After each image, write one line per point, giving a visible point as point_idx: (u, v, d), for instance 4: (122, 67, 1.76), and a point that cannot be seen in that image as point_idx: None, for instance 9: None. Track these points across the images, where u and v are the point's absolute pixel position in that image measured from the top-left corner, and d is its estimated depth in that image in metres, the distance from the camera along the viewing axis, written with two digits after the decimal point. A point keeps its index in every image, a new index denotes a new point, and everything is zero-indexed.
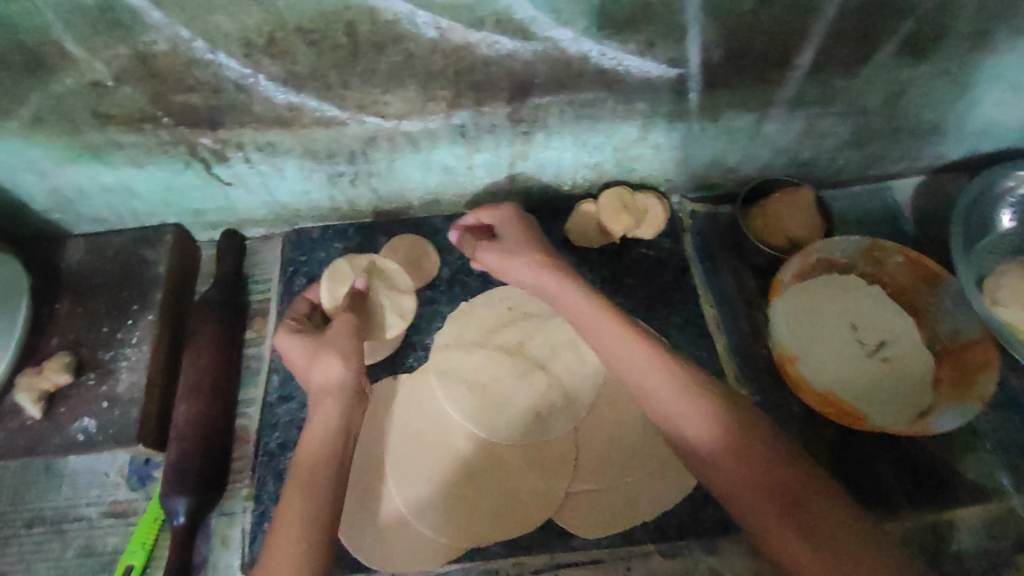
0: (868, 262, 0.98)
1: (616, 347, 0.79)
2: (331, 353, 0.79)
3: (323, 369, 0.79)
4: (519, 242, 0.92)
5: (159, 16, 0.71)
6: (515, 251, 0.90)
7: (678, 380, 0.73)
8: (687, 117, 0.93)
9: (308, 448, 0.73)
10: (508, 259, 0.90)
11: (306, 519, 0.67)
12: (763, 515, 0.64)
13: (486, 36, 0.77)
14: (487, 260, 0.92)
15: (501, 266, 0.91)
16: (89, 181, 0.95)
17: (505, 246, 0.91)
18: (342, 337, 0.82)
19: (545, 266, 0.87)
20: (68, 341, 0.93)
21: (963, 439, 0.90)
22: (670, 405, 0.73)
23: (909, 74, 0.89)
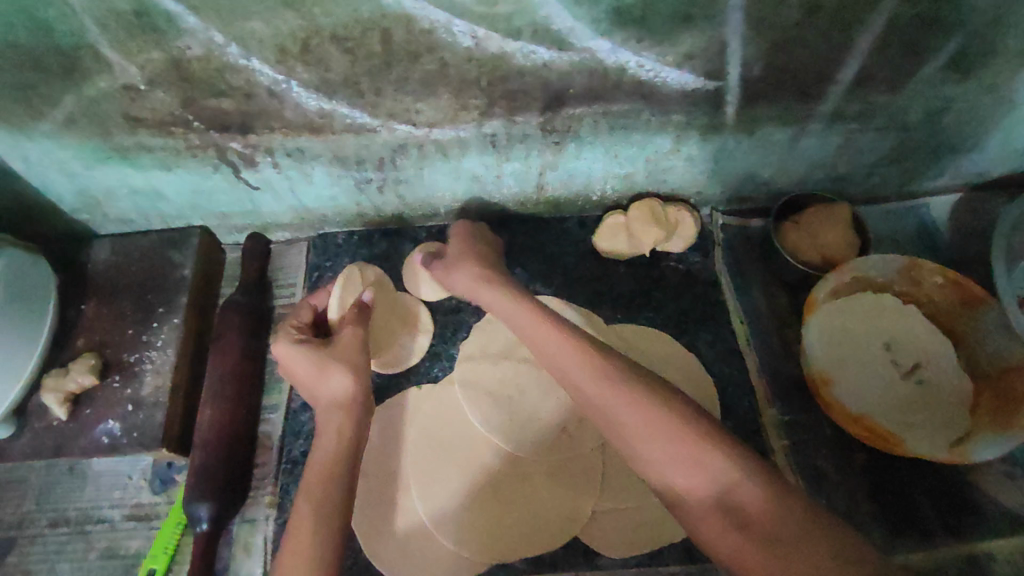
0: (905, 282, 0.95)
1: (569, 369, 0.70)
2: (341, 366, 0.78)
3: (331, 382, 0.77)
4: (465, 256, 0.91)
5: (194, 21, 0.70)
6: (456, 265, 0.90)
7: (621, 390, 0.65)
8: (723, 130, 0.91)
9: (318, 455, 0.72)
10: (451, 274, 0.90)
11: (319, 524, 0.65)
12: (735, 556, 0.55)
13: (523, 46, 0.75)
14: (439, 275, 0.94)
15: (447, 277, 0.92)
16: (118, 183, 0.94)
17: (447, 262, 0.92)
18: (352, 350, 0.80)
19: (481, 279, 0.86)
20: (93, 342, 0.93)
21: (1002, 467, 0.87)
22: (628, 432, 0.64)
23: (954, 90, 0.86)
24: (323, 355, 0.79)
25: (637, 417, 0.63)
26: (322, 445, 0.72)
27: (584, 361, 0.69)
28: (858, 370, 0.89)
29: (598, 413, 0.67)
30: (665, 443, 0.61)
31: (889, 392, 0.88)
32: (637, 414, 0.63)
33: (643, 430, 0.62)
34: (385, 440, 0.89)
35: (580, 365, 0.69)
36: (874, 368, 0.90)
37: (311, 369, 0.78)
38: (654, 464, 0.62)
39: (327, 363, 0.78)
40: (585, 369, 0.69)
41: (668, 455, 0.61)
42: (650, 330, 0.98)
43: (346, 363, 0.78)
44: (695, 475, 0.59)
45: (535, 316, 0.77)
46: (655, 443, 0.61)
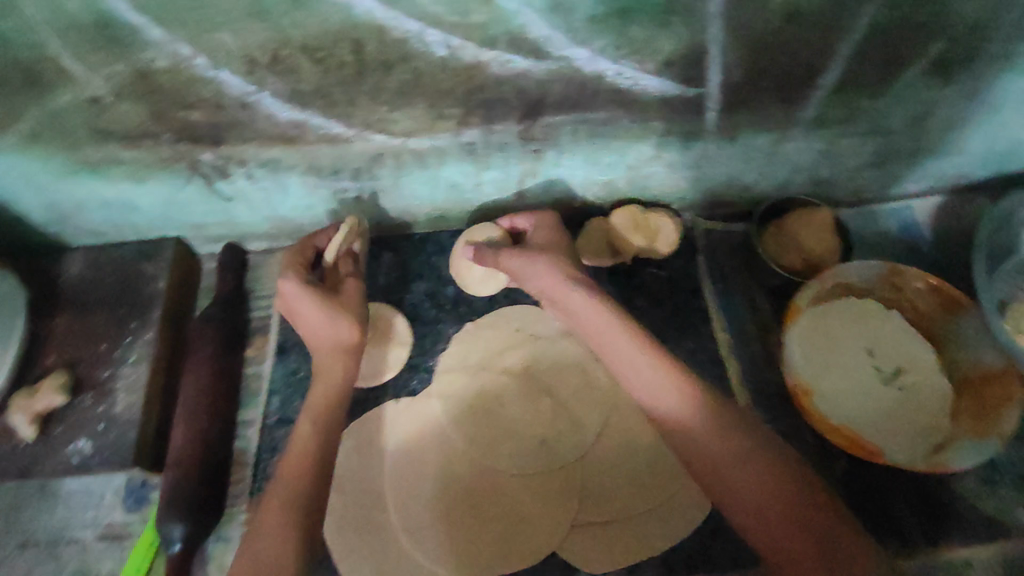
0: (886, 289, 0.95)
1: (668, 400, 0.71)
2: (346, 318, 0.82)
3: (341, 329, 0.82)
4: (548, 254, 0.85)
5: (159, 33, 0.69)
6: (538, 258, 0.84)
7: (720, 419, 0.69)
8: (703, 137, 0.90)
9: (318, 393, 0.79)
10: (532, 268, 0.84)
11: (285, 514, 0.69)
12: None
13: (498, 55, 0.74)
14: (510, 266, 0.87)
15: (523, 269, 0.85)
16: (88, 196, 0.92)
17: (526, 252, 0.85)
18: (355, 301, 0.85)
19: (570, 283, 0.81)
20: (65, 359, 0.92)
21: (982, 473, 0.87)
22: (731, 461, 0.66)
23: (935, 96, 0.86)
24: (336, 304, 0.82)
25: (735, 457, 0.66)
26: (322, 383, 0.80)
27: (686, 395, 0.70)
28: (838, 375, 0.89)
29: (689, 439, 0.68)
30: (770, 489, 0.64)
31: (869, 394, 0.88)
32: (744, 458, 0.66)
33: (752, 474, 0.65)
34: (362, 455, 0.87)
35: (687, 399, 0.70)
36: (855, 371, 0.89)
37: (325, 316, 0.81)
38: (751, 507, 0.64)
39: (337, 310, 0.82)
40: (691, 404, 0.70)
41: (771, 501, 0.63)
42: None
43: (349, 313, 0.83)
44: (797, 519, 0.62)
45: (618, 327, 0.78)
46: (759, 486, 0.64)
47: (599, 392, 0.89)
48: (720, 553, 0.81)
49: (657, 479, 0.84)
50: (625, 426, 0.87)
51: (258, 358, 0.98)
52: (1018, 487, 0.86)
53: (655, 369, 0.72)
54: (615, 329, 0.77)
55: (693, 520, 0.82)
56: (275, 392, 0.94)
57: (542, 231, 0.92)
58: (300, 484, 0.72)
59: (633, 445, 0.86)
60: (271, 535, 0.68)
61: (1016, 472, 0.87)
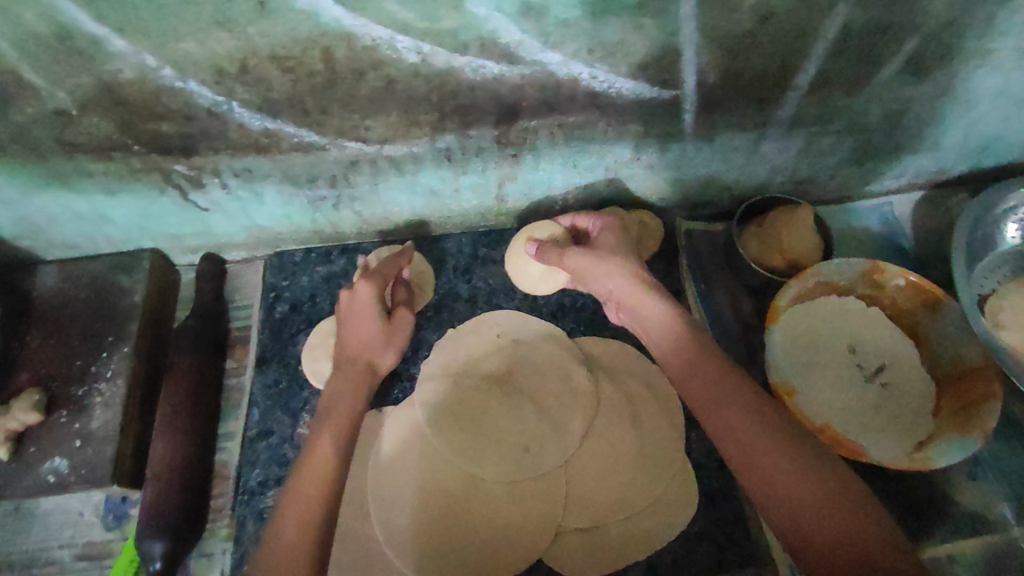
0: (868, 285, 0.94)
1: (715, 392, 0.68)
2: (393, 345, 0.85)
3: (384, 354, 0.83)
4: (615, 255, 0.84)
5: (123, 45, 0.67)
6: (608, 258, 0.83)
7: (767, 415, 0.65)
8: (681, 138, 0.90)
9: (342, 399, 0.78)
10: (600, 268, 0.83)
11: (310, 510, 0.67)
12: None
13: (470, 60, 0.73)
14: (576, 265, 0.86)
15: (588, 268, 0.85)
16: (59, 209, 0.91)
17: (598, 251, 0.84)
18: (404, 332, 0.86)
19: (642, 287, 0.80)
20: (40, 375, 0.91)
21: (963, 468, 0.88)
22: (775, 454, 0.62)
23: (912, 92, 0.86)
24: (389, 329, 0.85)
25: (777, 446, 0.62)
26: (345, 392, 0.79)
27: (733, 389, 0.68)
28: (824, 374, 0.89)
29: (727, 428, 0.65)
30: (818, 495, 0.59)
31: (853, 393, 0.88)
32: (782, 452, 0.62)
33: (792, 473, 0.60)
34: None
35: (735, 392, 0.67)
36: (839, 370, 0.90)
37: (377, 335, 0.84)
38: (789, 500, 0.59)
39: (393, 334, 0.85)
40: (735, 400, 0.67)
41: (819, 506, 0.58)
42: (615, 341, 0.96)
43: (394, 342, 0.85)
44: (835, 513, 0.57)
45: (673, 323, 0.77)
46: (801, 483, 0.60)
47: (584, 396, 0.88)
48: (705, 556, 0.83)
49: (641, 485, 0.84)
50: (610, 429, 0.87)
51: (237, 370, 0.97)
52: (1000, 482, 0.86)
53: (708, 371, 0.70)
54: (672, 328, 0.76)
55: (677, 523, 0.84)
56: (255, 404, 0.93)
57: (611, 233, 0.89)
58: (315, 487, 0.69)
59: (619, 449, 0.85)
60: (296, 529, 0.66)
61: (998, 467, 0.88)
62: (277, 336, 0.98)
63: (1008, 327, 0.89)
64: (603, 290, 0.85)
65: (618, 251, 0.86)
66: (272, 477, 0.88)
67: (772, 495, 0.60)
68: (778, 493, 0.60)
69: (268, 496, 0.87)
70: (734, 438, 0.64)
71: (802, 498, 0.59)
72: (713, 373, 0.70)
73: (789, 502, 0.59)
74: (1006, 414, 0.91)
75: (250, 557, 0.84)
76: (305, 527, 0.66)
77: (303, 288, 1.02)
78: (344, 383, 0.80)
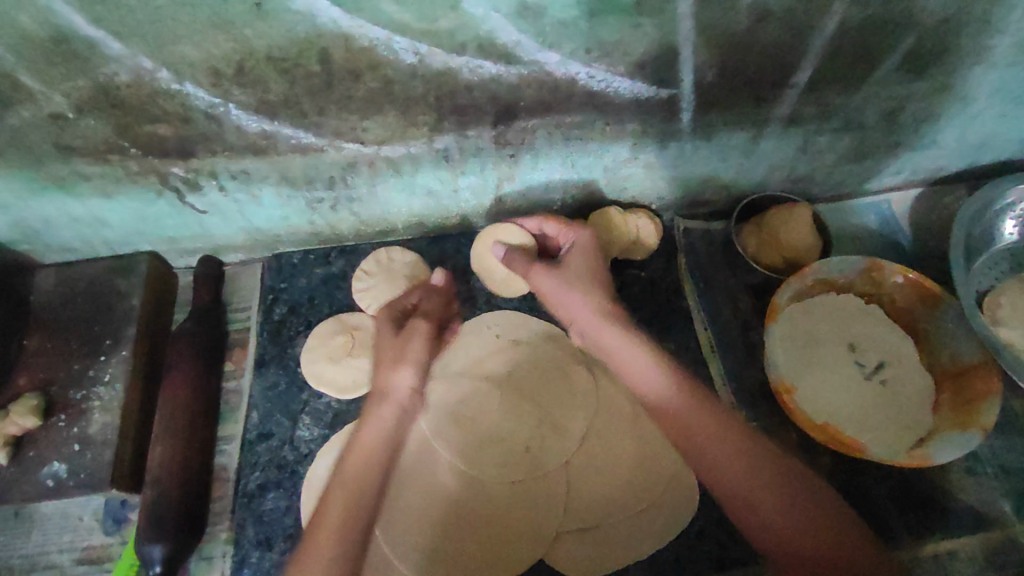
0: (867, 283, 0.94)
1: (707, 445, 0.69)
2: (405, 360, 0.82)
3: (398, 373, 0.81)
4: (580, 282, 0.84)
5: (119, 47, 0.67)
6: (573, 288, 0.84)
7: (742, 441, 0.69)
8: (680, 138, 0.90)
9: (358, 455, 0.75)
10: (565, 295, 0.84)
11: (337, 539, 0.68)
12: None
13: (468, 61, 0.73)
14: (540, 284, 0.87)
15: (555, 296, 0.85)
16: (56, 213, 0.90)
17: (562, 275, 0.85)
18: (418, 343, 0.84)
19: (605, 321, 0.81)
20: (38, 379, 0.91)
21: (963, 464, 0.88)
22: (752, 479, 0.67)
23: (909, 90, 0.86)
24: (403, 344, 0.83)
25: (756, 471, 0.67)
26: (361, 448, 0.76)
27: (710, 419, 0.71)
28: (823, 373, 0.89)
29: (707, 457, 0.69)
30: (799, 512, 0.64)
31: (853, 391, 0.88)
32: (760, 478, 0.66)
33: (772, 497, 0.66)
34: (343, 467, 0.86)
35: (726, 440, 0.69)
36: (839, 367, 0.90)
37: (392, 353, 0.83)
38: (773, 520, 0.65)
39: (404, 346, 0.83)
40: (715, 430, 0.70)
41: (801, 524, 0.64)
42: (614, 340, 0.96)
43: (410, 356, 0.82)
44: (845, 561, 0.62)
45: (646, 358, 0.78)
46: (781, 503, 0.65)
47: (583, 397, 0.89)
48: (704, 555, 0.83)
49: (641, 484, 0.84)
50: (610, 428, 0.87)
51: (236, 373, 0.97)
52: (1000, 477, 0.87)
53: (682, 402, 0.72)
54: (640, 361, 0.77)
55: (678, 522, 0.84)
56: (254, 406, 0.93)
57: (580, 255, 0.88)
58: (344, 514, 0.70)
59: (619, 449, 0.86)
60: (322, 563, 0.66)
61: (998, 462, 0.88)
62: (276, 338, 0.98)
63: (1007, 325, 0.90)
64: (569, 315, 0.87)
65: (583, 277, 0.85)
66: (272, 479, 0.88)
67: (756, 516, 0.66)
68: (784, 545, 0.64)
69: (269, 498, 0.87)
70: (715, 464, 0.68)
71: (807, 545, 0.63)
72: (699, 410, 0.71)
73: (794, 554, 0.63)
74: (1005, 410, 0.92)
75: (250, 559, 0.84)
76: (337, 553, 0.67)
77: (302, 290, 1.02)
78: (362, 436, 0.77)
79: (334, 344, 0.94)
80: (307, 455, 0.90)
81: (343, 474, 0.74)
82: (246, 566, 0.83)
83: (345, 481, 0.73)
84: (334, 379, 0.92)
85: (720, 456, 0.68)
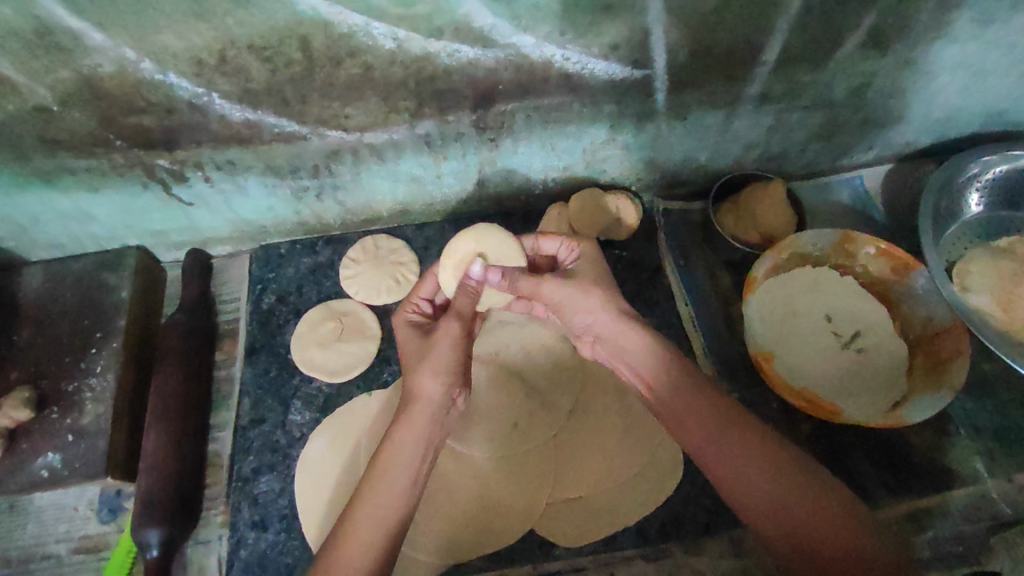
0: (840, 255, 0.98)
1: (721, 433, 0.72)
2: (427, 362, 0.77)
3: (428, 379, 0.77)
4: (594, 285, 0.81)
5: (101, 38, 0.68)
6: (590, 292, 0.80)
7: (755, 431, 0.72)
8: (655, 118, 0.92)
9: (390, 461, 0.72)
10: (585, 303, 0.80)
11: (377, 524, 0.68)
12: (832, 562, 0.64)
13: (446, 45, 0.75)
14: (556, 298, 0.81)
15: (571, 301, 0.80)
16: (43, 208, 0.91)
17: (581, 282, 0.80)
18: (448, 348, 0.78)
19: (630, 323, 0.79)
20: (29, 374, 0.91)
21: (936, 426, 0.91)
22: (762, 466, 0.70)
23: (874, 66, 0.89)
24: (431, 346, 0.78)
25: (764, 455, 0.71)
26: (388, 449, 0.73)
27: (724, 410, 0.74)
28: (801, 342, 0.92)
29: (722, 443, 0.72)
30: (807, 496, 0.68)
31: (830, 360, 0.91)
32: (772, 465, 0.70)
33: (782, 481, 0.69)
34: (337, 450, 0.88)
35: (739, 432, 0.72)
36: (815, 337, 0.92)
37: (418, 355, 0.79)
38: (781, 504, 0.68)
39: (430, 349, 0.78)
40: (729, 420, 0.73)
41: (808, 508, 0.67)
42: None
43: (434, 361, 0.77)
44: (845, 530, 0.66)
45: (673, 365, 0.77)
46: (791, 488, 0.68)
47: (567, 373, 0.91)
48: (691, 519, 0.86)
49: (626, 455, 0.86)
50: (596, 402, 0.90)
51: (228, 362, 0.99)
52: (972, 437, 0.90)
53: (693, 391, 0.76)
54: (676, 368, 0.77)
55: (664, 491, 0.86)
56: (245, 393, 0.94)
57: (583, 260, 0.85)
58: (389, 493, 0.70)
59: (604, 422, 0.88)
60: (364, 538, 0.67)
61: (970, 423, 0.91)
62: (265, 326, 0.99)
63: (975, 290, 0.94)
64: (584, 324, 0.83)
65: (597, 278, 0.82)
66: (267, 463, 0.90)
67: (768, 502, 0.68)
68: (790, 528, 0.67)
69: (264, 481, 0.88)
70: (725, 450, 0.72)
71: (811, 525, 0.66)
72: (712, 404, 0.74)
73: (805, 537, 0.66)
74: (975, 372, 0.95)
75: (247, 541, 0.85)
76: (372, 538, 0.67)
77: (290, 279, 1.03)
78: (392, 438, 0.74)
79: (323, 330, 0.97)
80: (300, 438, 0.91)
81: (370, 486, 0.71)
82: (243, 546, 0.85)
83: (378, 480, 0.71)
84: (326, 365, 0.95)
85: (733, 447, 0.72)
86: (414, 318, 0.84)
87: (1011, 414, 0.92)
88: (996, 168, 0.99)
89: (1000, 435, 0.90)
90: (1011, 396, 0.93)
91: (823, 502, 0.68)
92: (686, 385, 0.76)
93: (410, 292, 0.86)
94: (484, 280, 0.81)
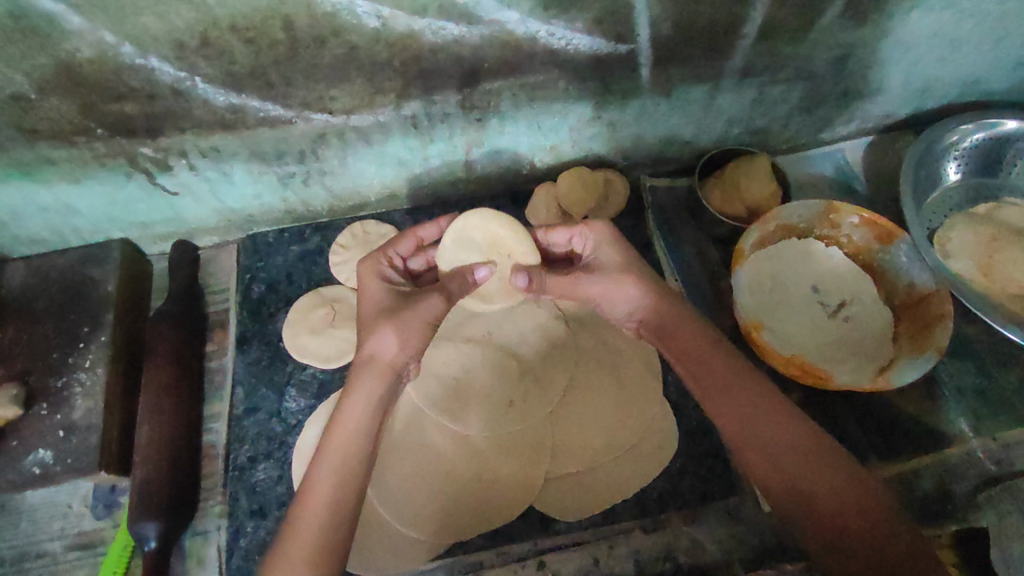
0: (825, 226, 0.99)
1: (722, 388, 0.75)
2: (394, 325, 0.75)
3: (386, 338, 0.75)
4: (626, 274, 0.80)
5: (79, 21, 0.67)
6: (624, 283, 0.80)
7: (754, 389, 0.73)
8: (641, 94, 0.93)
9: (346, 424, 0.71)
10: (619, 289, 0.80)
11: (339, 485, 0.68)
12: (818, 518, 0.66)
13: (430, 22, 0.74)
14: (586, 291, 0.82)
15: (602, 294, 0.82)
16: (23, 202, 0.90)
17: (609, 275, 0.80)
18: (421, 322, 0.77)
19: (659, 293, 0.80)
20: (14, 370, 0.90)
21: (921, 390, 0.93)
22: (760, 423, 0.71)
23: (853, 36, 0.90)
24: (408, 305, 0.77)
25: (765, 412, 0.72)
26: (348, 413, 0.72)
27: (726, 366, 0.76)
28: (788, 312, 0.93)
29: (722, 398, 0.74)
30: (804, 456, 0.69)
31: (818, 329, 0.92)
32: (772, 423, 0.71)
33: (779, 441, 0.70)
34: None
35: (741, 387, 0.74)
36: (804, 307, 0.94)
37: (383, 306, 0.77)
38: (776, 461, 0.69)
39: (403, 314, 0.76)
40: (731, 376, 0.75)
41: (806, 468, 0.68)
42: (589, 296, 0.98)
43: (404, 329, 0.75)
44: (825, 495, 0.67)
45: (686, 322, 0.79)
46: (788, 447, 0.70)
47: (560, 349, 0.91)
48: (687, 489, 0.87)
49: (621, 429, 0.87)
50: (589, 377, 0.90)
51: (219, 352, 0.98)
52: (957, 399, 0.92)
53: (703, 345, 0.77)
54: (684, 322, 0.79)
55: (661, 461, 0.88)
56: (239, 383, 0.94)
57: (610, 252, 0.82)
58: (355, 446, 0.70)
59: (597, 397, 0.89)
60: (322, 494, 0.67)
61: (955, 385, 0.93)
62: (255, 315, 0.99)
63: (957, 257, 0.96)
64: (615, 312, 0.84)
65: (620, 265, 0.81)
66: (263, 451, 0.89)
67: (762, 456, 0.70)
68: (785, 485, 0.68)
69: (262, 470, 0.88)
70: (725, 405, 0.74)
71: (807, 484, 0.68)
72: (719, 361, 0.76)
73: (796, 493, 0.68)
74: (959, 336, 0.98)
75: (245, 529, 0.85)
76: (332, 498, 0.67)
77: (278, 268, 1.03)
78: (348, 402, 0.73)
79: (314, 317, 0.96)
80: (295, 425, 0.91)
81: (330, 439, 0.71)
82: (242, 536, 0.84)
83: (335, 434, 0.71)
84: (318, 352, 0.94)
85: (730, 402, 0.74)
86: (388, 273, 0.82)
87: (993, 374, 0.94)
88: (973, 137, 1.01)
89: (984, 395, 0.92)
90: (993, 358, 0.95)
91: (816, 466, 0.68)
92: (698, 337, 0.78)
93: (385, 248, 0.84)
94: (482, 280, 0.86)
